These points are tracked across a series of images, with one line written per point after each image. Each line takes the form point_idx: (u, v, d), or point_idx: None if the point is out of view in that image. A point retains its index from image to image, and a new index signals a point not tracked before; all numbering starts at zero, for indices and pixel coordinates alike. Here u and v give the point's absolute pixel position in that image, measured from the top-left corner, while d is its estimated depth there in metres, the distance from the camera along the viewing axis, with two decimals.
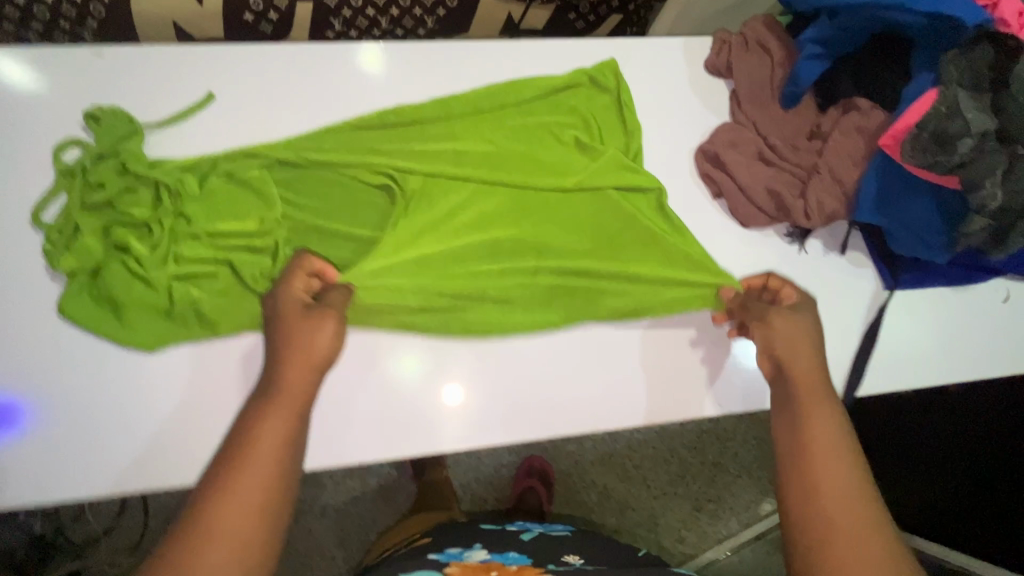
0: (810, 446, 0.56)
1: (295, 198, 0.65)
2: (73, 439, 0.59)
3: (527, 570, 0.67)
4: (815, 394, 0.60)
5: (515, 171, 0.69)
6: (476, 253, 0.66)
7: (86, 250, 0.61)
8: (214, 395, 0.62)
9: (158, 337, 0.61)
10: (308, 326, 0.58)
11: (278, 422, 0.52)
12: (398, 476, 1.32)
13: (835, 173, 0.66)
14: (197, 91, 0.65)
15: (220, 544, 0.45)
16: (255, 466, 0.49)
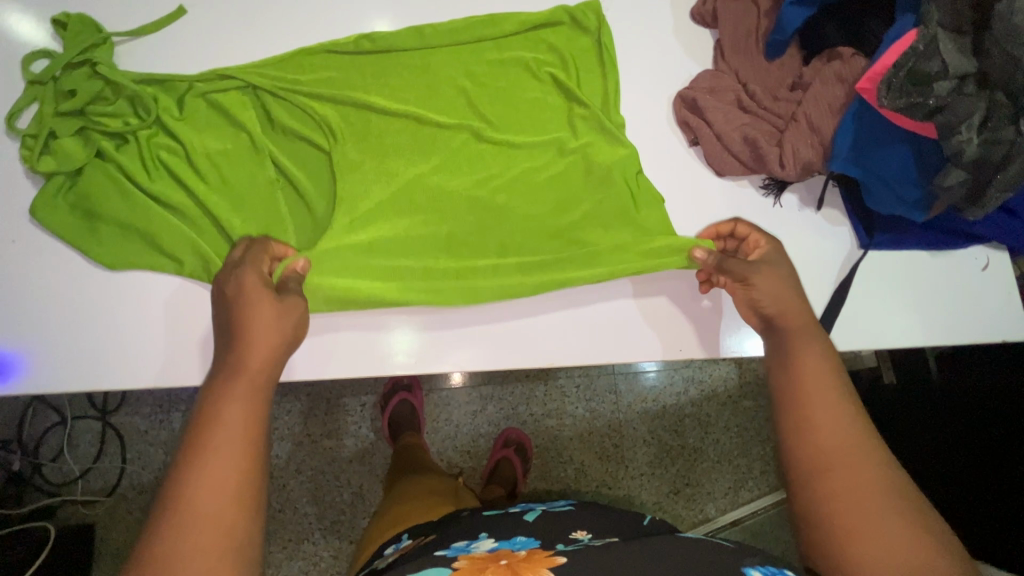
0: (804, 382, 0.54)
1: (266, 118, 0.64)
2: (27, 351, 0.56)
3: (537, 554, 0.57)
4: (805, 332, 0.57)
5: (486, 103, 0.66)
6: (436, 182, 0.64)
7: (65, 152, 0.58)
8: (175, 316, 0.57)
9: (119, 251, 0.57)
10: (260, 312, 0.52)
11: (260, 331, 0.52)
12: (375, 440, 1.28)
13: (811, 122, 0.65)
14: (168, 5, 0.64)
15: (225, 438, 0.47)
16: (230, 402, 0.49)
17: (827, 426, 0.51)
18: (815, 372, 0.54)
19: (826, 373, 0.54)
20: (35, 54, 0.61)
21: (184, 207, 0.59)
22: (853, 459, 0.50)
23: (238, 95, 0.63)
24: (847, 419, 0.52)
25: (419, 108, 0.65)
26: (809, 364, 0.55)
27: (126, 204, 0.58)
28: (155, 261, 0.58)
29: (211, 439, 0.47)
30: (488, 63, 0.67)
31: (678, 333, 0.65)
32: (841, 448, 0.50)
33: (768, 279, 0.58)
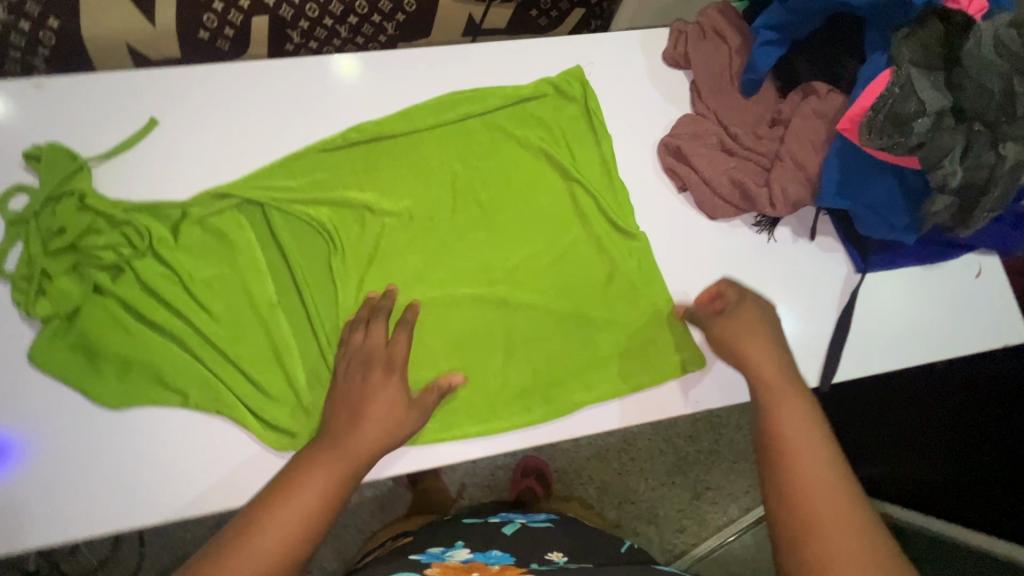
0: (781, 437, 0.54)
1: (262, 230, 0.64)
2: (39, 499, 0.54)
3: (509, 569, 0.59)
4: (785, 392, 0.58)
5: (482, 176, 0.69)
6: (437, 271, 0.66)
7: (62, 293, 0.57)
8: (195, 448, 0.57)
9: (124, 392, 0.56)
10: (386, 397, 0.58)
11: (345, 452, 0.54)
12: (394, 487, 1.27)
13: (798, 162, 0.65)
14: (140, 117, 0.64)
15: (276, 526, 0.48)
16: (297, 498, 0.50)
17: (805, 468, 0.52)
18: (792, 420, 0.55)
19: (801, 420, 0.55)
20: (11, 190, 0.60)
21: (191, 337, 0.59)
22: (835, 504, 0.49)
23: (233, 214, 0.63)
24: (827, 461, 0.52)
25: (408, 193, 0.67)
26: (787, 420, 0.55)
27: (128, 340, 0.58)
28: (163, 396, 0.57)
29: (257, 533, 0.47)
30: (473, 141, 0.69)
31: (689, 383, 0.67)
32: (818, 492, 0.50)
33: (743, 323, 0.63)
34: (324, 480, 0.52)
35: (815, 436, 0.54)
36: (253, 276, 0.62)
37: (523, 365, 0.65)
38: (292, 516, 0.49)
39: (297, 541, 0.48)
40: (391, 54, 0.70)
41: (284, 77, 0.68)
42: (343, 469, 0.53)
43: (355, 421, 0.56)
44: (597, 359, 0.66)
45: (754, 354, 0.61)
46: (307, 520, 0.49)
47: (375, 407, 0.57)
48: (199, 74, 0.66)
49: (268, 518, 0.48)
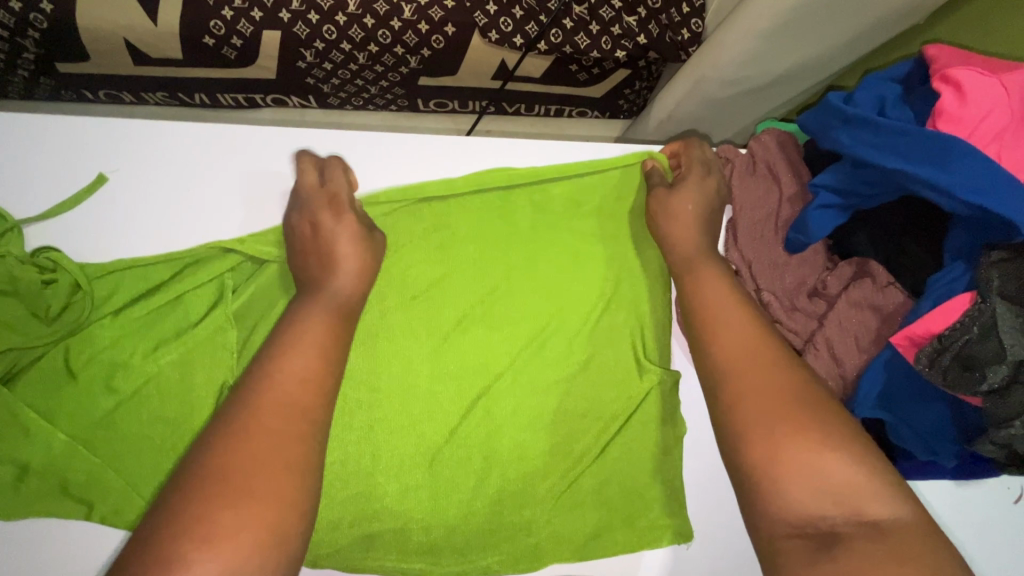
0: (705, 304, 0.54)
1: (212, 313, 0.54)
2: None
3: None
4: (698, 259, 0.57)
5: (467, 293, 0.60)
6: (394, 404, 0.57)
7: None
8: None
9: (17, 504, 0.49)
10: (343, 235, 0.53)
11: (343, 269, 0.52)
12: None
13: (836, 353, 0.55)
14: (86, 173, 0.56)
15: (288, 362, 0.45)
16: (302, 344, 0.47)
17: (728, 332, 0.51)
18: (736, 322, 0.51)
19: (744, 326, 0.51)
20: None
21: (107, 439, 0.51)
22: (745, 348, 0.50)
23: (178, 293, 0.54)
24: (780, 363, 0.48)
25: (389, 303, 0.59)
26: (708, 288, 0.55)
27: (26, 442, 0.49)
28: (63, 505, 0.50)
29: (276, 383, 0.44)
30: (477, 251, 0.61)
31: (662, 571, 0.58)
32: (758, 385, 0.47)
33: (680, 220, 0.58)
34: (322, 320, 0.49)
35: (756, 339, 0.50)
36: (197, 364, 0.53)
37: (485, 508, 0.56)
38: (304, 360, 0.46)
39: (318, 384, 0.45)
40: (387, 136, 0.61)
41: (265, 144, 0.59)
42: (333, 310, 0.50)
43: (328, 269, 0.52)
44: (558, 533, 0.57)
45: (703, 285, 0.55)
46: (312, 360, 0.46)
47: (345, 248, 0.53)
48: (165, 129, 0.57)
49: (276, 370, 0.45)
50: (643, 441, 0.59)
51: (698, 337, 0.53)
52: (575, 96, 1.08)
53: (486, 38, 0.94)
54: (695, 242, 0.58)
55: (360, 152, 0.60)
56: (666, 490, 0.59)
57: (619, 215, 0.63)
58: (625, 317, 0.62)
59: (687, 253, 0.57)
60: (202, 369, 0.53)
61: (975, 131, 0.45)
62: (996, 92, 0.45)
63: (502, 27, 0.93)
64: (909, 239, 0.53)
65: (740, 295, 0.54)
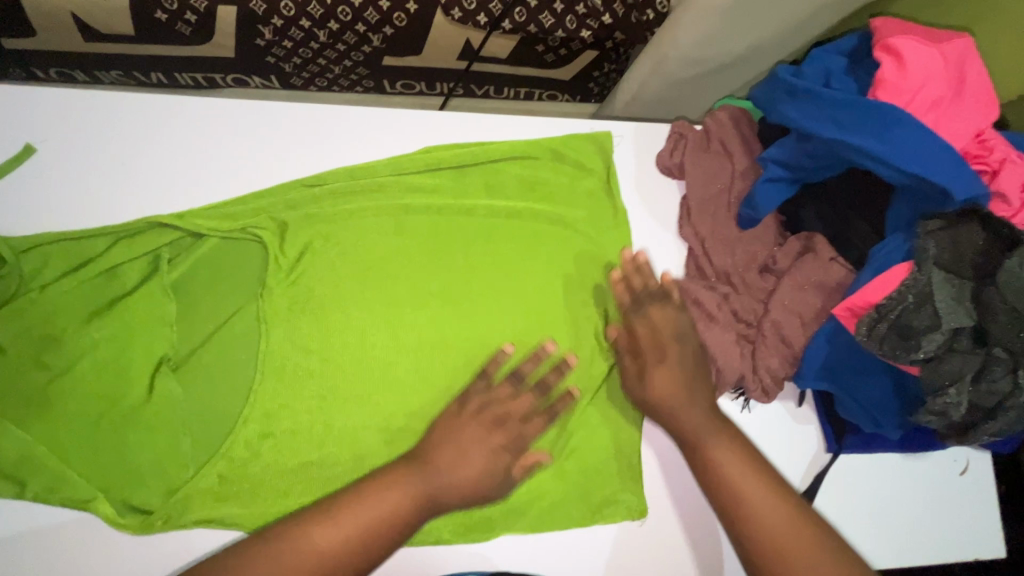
0: (732, 486, 0.51)
1: (152, 284, 0.52)
2: None
3: None
4: (714, 434, 0.53)
5: (419, 270, 0.58)
6: (337, 383, 0.54)
7: None
8: (17, 559, 0.48)
9: None
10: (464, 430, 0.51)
11: (447, 448, 0.50)
12: None
13: (787, 327, 0.55)
14: (13, 143, 0.53)
15: (327, 530, 0.45)
16: (357, 517, 0.46)
17: (762, 514, 0.49)
18: (761, 500, 0.50)
19: (775, 507, 0.49)
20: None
21: (39, 415, 0.49)
22: (781, 527, 0.49)
23: (118, 265, 0.52)
24: (821, 556, 0.48)
25: (333, 279, 0.56)
26: (731, 470, 0.51)
27: None
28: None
29: (303, 545, 0.44)
30: (429, 227, 0.59)
31: (622, 544, 0.57)
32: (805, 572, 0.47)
33: (666, 374, 0.54)
34: (398, 492, 0.48)
35: (790, 519, 0.49)
36: (137, 338, 0.51)
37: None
38: (343, 530, 0.46)
39: (356, 559, 0.45)
40: (335, 111, 0.59)
41: (206, 117, 0.56)
42: (424, 491, 0.48)
43: (446, 446, 0.51)
44: (508, 509, 0.56)
45: (725, 467, 0.51)
46: (360, 538, 0.46)
47: (440, 456, 0.50)
48: (99, 100, 0.55)
49: (312, 531, 0.45)
50: (595, 415, 0.59)
51: (723, 510, 0.51)
52: (542, 78, 1.07)
53: (449, 15, 0.92)
54: (703, 408, 0.54)
55: (306, 127, 0.58)
56: (616, 463, 0.58)
57: (576, 192, 0.62)
58: (582, 294, 0.60)
59: (698, 422, 0.53)
60: (143, 341, 0.52)
61: (913, 99, 0.45)
62: (934, 61, 0.45)
63: (466, 4, 0.91)
64: (854, 213, 0.54)
65: (753, 458, 0.52)
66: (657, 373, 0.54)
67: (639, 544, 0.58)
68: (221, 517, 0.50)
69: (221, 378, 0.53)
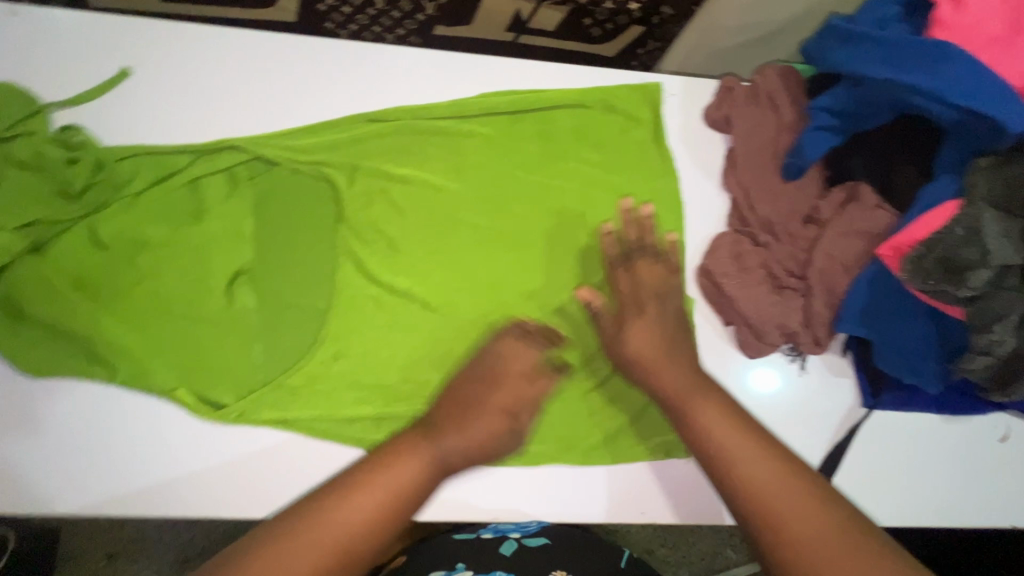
0: (717, 443, 0.51)
1: (231, 200, 0.56)
2: None
3: None
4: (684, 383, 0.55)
5: (472, 205, 0.60)
6: (391, 304, 0.58)
7: None
8: (99, 439, 0.52)
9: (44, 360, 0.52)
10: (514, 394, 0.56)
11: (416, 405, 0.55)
12: None
13: (827, 273, 0.56)
14: (111, 67, 0.58)
15: (350, 508, 0.47)
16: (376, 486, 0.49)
17: (741, 464, 0.50)
18: (740, 445, 0.51)
19: (756, 454, 0.50)
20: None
21: (127, 309, 0.53)
22: (762, 477, 0.48)
23: (201, 180, 0.56)
24: (807, 498, 0.47)
25: (391, 207, 0.59)
26: (712, 424, 0.52)
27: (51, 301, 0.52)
28: (89, 369, 0.52)
29: (331, 516, 0.46)
30: (483, 165, 0.61)
31: (665, 477, 0.59)
32: (794, 514, 0.46)
33: (645, 323, 0.57)
34: (415, 466, 0.51)
35: (772, 464, 0.49)
36: (214, 247, 0.55)
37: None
38: (358, 504, 0.48)
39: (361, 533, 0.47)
40: (399, 50, 0.61)
41: (276, 51, 0.59)
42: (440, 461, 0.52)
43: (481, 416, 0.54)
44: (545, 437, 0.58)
45: (706, 419, 0.53)
46: (384, 509, 0.48)
47: (439, 412, 0.54)
48: (182, 32, 0.59)
49: (337, 502, 0.47)
50: None
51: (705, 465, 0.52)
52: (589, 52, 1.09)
53: None
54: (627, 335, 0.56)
55: (373, 64, 0.61)
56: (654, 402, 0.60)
57: (625, 141, 0.64)
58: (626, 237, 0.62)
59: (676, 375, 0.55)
60: (218, 251, 0.55)
61: (971, 38, 0.46)
62: None
63: None
64: (898, 161, 0.56)
65: (745, 427, 0.52)
66: (636, 325, 0.57)
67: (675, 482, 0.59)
68: (284, 417, 0.53)
69: (284, 293, 0.56)
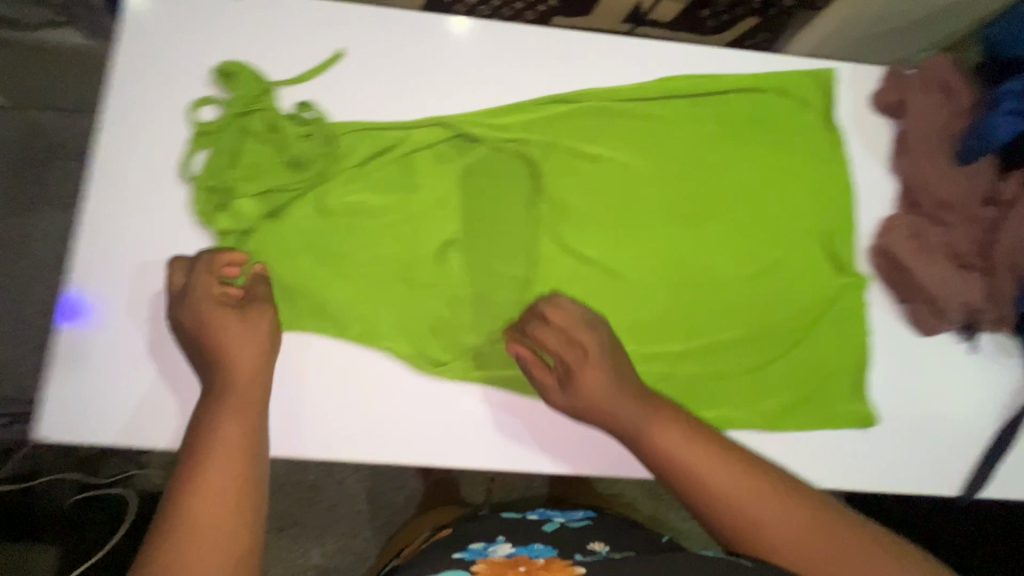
0: (669, 453, 0.53)
1: (437, 175, 0.61)
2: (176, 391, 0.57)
3: (556, 565, 0.53)
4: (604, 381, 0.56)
5: (655, 182, 0.63)
6: (582, 275, 0.61)
7: (241, 212, 0.57)
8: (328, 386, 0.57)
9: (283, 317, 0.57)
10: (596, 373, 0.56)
11: (234, 414, 0.50)
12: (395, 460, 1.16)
13: (1013, 254, 0.58)
14: (324, 49, 0.61)
15: (210, 521, 0.45)
16: (210, 488, 0.46)
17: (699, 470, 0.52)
18: (694, 452, 0.52)
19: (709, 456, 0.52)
20: (201, 101, 0.59)
21: (352, 271, 0.59)
22: (720, 476, 0.51)
23: (414, 155, 0.61)
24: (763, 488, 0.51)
25: (581, 183, 0.62)
26: (668, 433, 0.53)
27: (291, 263, 0.58)
28: (320, 326, 0.58)
29: (211, 524, 0.45)
30: (666, 144, 0.64)
31: (845, 446, 0.62)
32: (763, 510, 0.49)
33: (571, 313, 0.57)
34: (244, 418, 0.51)
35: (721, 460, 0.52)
36: (427, 218, 0.60)
37: (685, 377, 0.61)
38: (218, 483, 0.47)
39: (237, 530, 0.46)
40: (587, 35, 0.65)
41: (474, 35, 0.63)
42: (244, 419, 0.50)
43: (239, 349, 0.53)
44: (725, 403, 0.61)
45: (662, 437, 0.53)
46: (246, 492, 0.48)
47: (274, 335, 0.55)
48: (388, 16, 0.62)
49: (196, 498, 0.46)
50: (810, 330, 0.62)
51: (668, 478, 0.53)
52: None
53: None
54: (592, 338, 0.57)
55: (562, 49, 0.64)
56: (830, 372, 0.62)
57: (800, 123, 0.65)
58: (801, 216, 0.64)
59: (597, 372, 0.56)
60: (429, 221, 0.60)
61: None
62: None
63: None
64: None
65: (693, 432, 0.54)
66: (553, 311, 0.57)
67: (848, 456, 0.62)
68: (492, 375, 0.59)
69: (488, 260, 0.61)
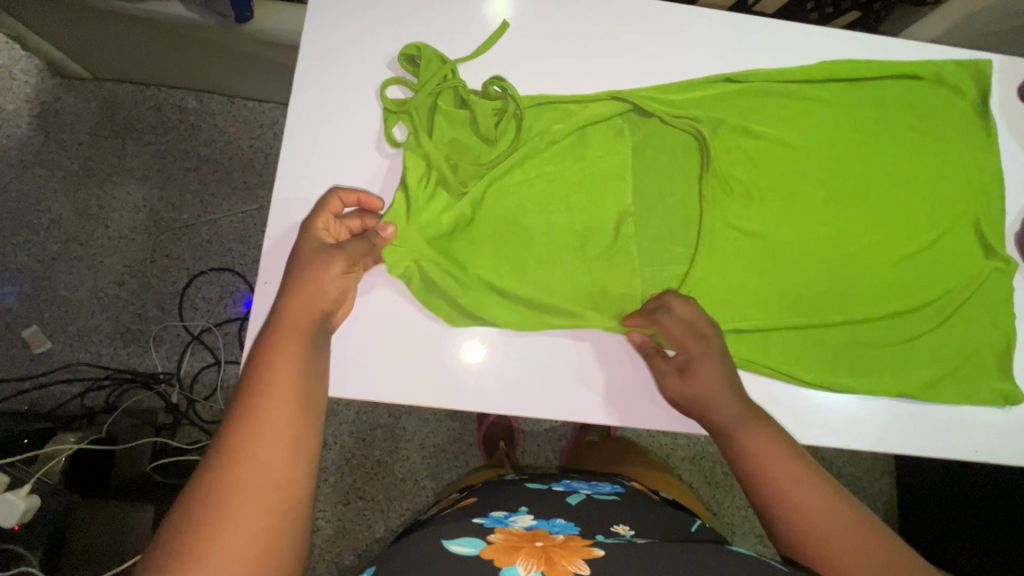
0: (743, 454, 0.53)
1: (607, 147, 0.63)
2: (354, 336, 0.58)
3: (574, 546, 0.47)
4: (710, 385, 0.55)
5: (814, 161, 0.66)
6: (743, 247, 0.64)
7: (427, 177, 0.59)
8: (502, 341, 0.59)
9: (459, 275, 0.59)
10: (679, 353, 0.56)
11: (311, 290, 0.51)
12: (461, 436, 1.16)
13: None
14: (493, 22, 0.64)
15: (271, 405, 0.45)
16: (281, 380, 0.46)
17: (797, 498, 0.50)
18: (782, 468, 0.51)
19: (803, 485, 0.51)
20: (391, 80, 0.62)
21: (529, 236, 0.61)
22: (814, 507, 0.49)
23: (590, 129, 0.63)
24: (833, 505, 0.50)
25: (745, 160, 0.65)
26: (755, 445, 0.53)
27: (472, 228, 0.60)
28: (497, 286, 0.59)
29: (263, 404, 0.44)
30: (826, 124, 0.66)
31: (987, 421, 0.64)
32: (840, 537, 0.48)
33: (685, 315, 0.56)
34: (298, 352, 0.48)
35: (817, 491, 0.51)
36: (602, 191, 0.62)
37: (841, 350, 0.63)
38: (285, 374, 0.46)
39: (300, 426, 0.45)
40: (751, 19, 0.67)
41: (642, 14, 0.65)
42: (305, 317, 0.50)
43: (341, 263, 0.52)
44: (879, 376, 0.63)
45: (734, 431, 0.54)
46: (299, 392, 0.46)
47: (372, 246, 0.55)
48: None
49: (262, 391, 0.45)
50: (958, 310, 0.65)
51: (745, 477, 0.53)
52: None
53: None
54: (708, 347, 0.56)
55: (727, 31, 0.66)
56: (975, 350, 0.64)
57: (952, 112, 0.68)
58: (952, 200, 0.66)
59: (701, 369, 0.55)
60: (599, 192, 0.62)
61: None
62: None
63: None
64: None
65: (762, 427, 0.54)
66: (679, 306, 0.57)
67: (990, 434, 0.64)
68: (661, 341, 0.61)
69: (655, 231, 0.63)
